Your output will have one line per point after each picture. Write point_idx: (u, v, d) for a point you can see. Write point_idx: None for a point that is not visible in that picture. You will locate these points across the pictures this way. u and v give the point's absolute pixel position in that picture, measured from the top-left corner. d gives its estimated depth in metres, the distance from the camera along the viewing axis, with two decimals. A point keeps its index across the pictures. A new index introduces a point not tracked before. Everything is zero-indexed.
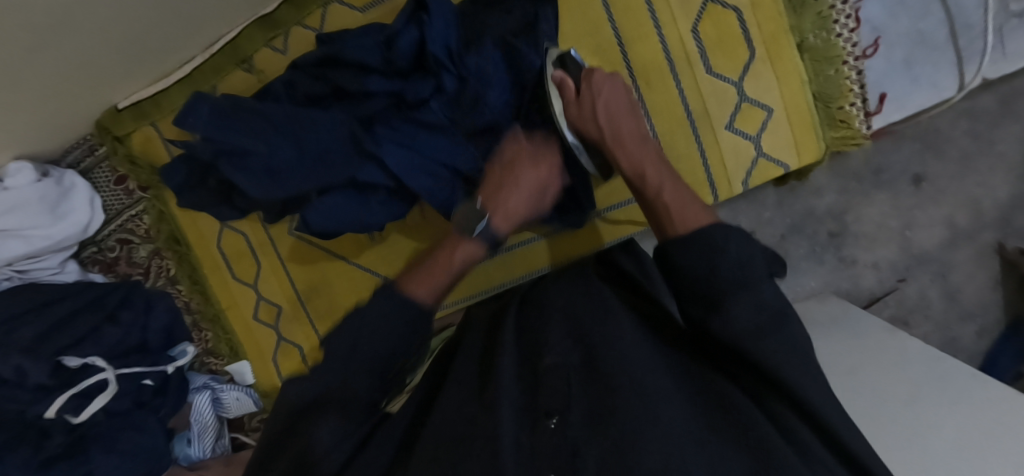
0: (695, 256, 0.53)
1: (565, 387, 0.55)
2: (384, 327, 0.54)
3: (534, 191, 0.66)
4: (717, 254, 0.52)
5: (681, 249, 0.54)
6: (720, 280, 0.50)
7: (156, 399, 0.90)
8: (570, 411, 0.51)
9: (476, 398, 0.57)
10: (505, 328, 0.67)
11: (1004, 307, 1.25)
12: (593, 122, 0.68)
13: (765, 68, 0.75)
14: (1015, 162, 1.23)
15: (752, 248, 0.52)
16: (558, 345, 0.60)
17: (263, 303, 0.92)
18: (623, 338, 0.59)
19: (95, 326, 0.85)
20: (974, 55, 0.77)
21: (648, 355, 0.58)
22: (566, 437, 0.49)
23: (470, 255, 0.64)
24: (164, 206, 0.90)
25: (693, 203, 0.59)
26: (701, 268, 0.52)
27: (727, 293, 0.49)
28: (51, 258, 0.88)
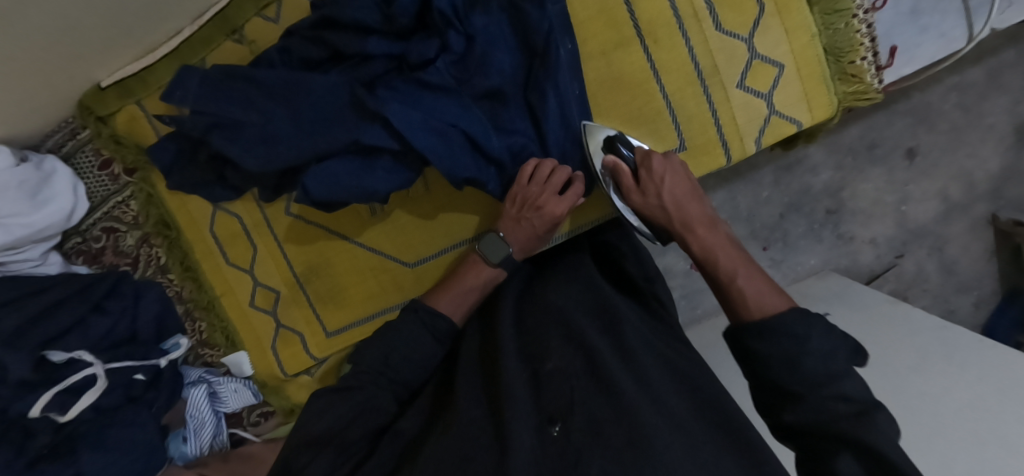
0: (776, 341, 0.50)
1: (569, 393, 0.54)
2: (410, 347, 0.65)
3: (533, 235, 0.74)
4: (797, 343, 0.49)
5: (757, 336, 0.52)
6: (803, 374, 0.48)
7: (149, 393, 0.85)
8: (573, 416, 0.51)
9: (484, 402, 0.58)
10: (505, 328, 0.65)
11: (1000, 278, 1.27)
12: (656, 207, 0.70)
13: (774, 23, 0.73)
14: (1005, 133, 1.23)
15: (835, 337, 0.50)
16: (561, 349, 0.58)
17: (260, 289, 0.88)
18: (637, 359, 0.57)
19: (81, 317, 0.80)
20: (982, 7, 0.74)
21: (662, 368, 0.57)
22: (568, 445, 0.49)
23: (493, 276, 0.74)
24: (152, 189, 0.86)
25: (773, 289, 0.57)
26: (779, 354, 0.49)
27: (808, 391, 0.47)
28: (32, 249, 0.82)
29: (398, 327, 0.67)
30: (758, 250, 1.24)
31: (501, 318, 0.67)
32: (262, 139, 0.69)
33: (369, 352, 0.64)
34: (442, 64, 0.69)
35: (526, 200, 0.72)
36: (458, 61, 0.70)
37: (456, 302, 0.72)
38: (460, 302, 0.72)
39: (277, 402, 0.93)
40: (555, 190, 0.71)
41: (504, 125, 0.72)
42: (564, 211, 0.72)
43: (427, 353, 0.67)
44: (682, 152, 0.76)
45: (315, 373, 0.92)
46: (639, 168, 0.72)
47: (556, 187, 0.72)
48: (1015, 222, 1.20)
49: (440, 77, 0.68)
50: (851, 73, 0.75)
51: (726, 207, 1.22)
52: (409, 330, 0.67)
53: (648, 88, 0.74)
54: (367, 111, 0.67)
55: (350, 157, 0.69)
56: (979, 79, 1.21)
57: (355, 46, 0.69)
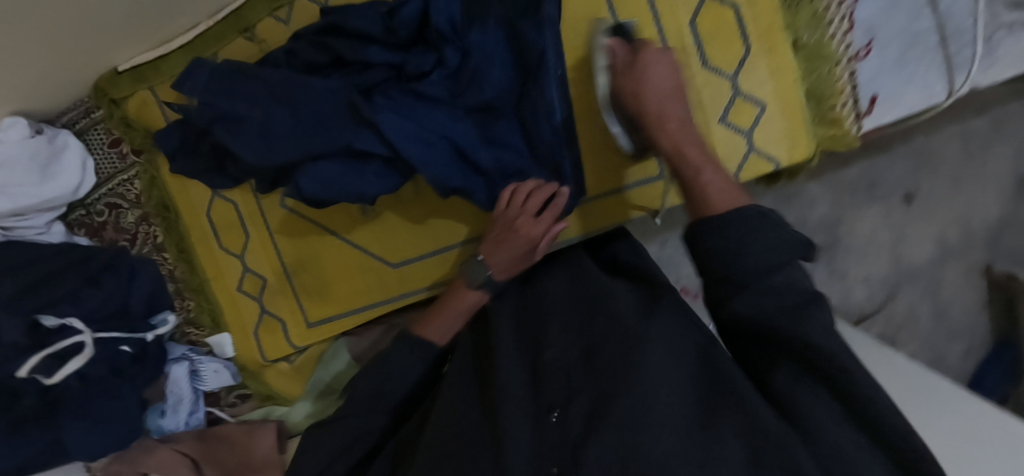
0: (727, 236, 0.53)
1: (565, 381, 0.56)
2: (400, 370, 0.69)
3: (511, 256, 0.73)
4: (751, 236, 0.52)
5: (714, 230, 0.54)
6: (746, 265, 0.51)
7: (133, 367, 0.89)
8: (572, 406, 0.54)
9: (477, 406, 0.61)
10: (502, 324, 0.67)
11: (991, 327, 1.29)
12: (635, 99, 0.66)
13: (760, 63, 0.75)
14: (1006, 183, 1.26)
15: (793, 248, 0.52)
16: (558, 342, 0.60)
17: (248, 275, 0.92)
18: (626, 327, 0.58)
19: (76, 288, 0.84)
20: (964, 63, 0.74)
21: (668, 344, 0.56)
22: (568, 431, 0.52)
23: (476, 300, 0.74)
24: (156, 172, 0.90)
25: (725, 187, 0.59)
26: (727, 249, 0.53)
27: (749, 282, 0.51)
28: (36, 217, 0.87)
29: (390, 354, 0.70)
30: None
31: (497, 319, 0.69)
32: (261, 134, 0.72)
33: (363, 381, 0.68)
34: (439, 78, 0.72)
35: (505, 222, 0.73)
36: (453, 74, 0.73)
37: (443, 327, 0.73)
38: (450, 326, 0.73)
39: (256, 386, 0.97)
40: (535, 212, 0.72)
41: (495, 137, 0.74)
42: (541, 233, 0.72)
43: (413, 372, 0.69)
44: None
45: (294, 361, 0.96)
46: (629, 60, 0.67)
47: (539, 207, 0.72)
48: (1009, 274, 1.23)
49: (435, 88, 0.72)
50: (831, 118, 0.77)
51: None
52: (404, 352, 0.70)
53: None
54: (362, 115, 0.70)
55: (342, 157, 0.72)
56: (984, 128, 1.23)
57: (358, 54, 0.73)
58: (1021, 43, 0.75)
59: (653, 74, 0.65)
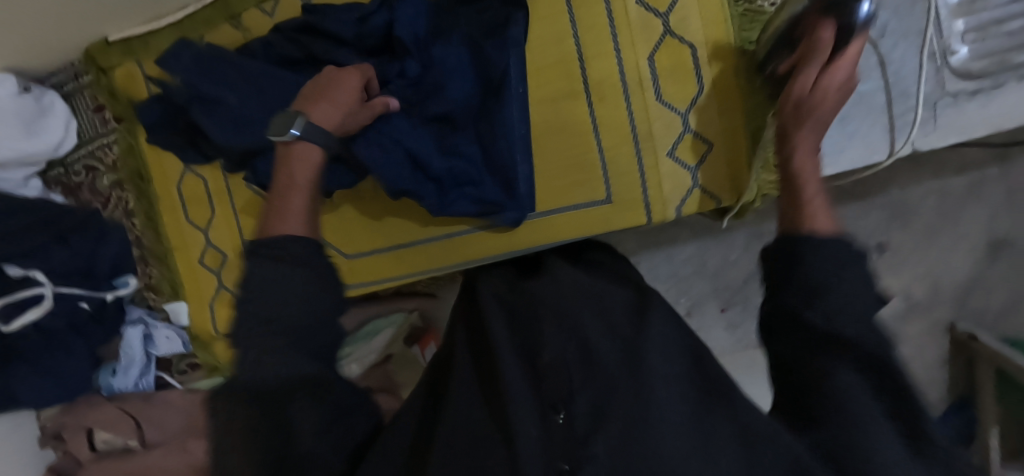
0: (826, 253, 0.48)
1: (566, 375, 0.48)
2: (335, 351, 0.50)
3: (341, 99, 0.63)
4: (847, 265, 0.47)
5: (814, 247, 0.48)
6: (841, 284, 0.46)
7: (91, 326, 0.93)
8: (574, 402, 0.46)
9: (483, 412, 0.53)
10: (495, 324, 0.60)
11: (951, 385, 1.32)
12: (797, 110, 0.60)
13: (711, 103, 0.78)
14: (977, 244, 1.28)
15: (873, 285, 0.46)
16: (556, 338, 0.53)
17: (210, 249, 0.94)
18: (625, 326, 0.53)
19: (45, 244, 0.88)
20: (905, 125, 0.76)
21: (668, 344, 0.50)
22: (576, 432, 0.44)
23: (308, 152, 0.56)
24: (135, 140, 0.93)
25: (827, 213, 0.52)
26: (830, 264, 0.47)
27: (841, 296, 0.46)
28: (16, 171, 0.91)
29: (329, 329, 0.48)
30: (716, 310, 1.27)
31: (489, 321, 0.61)
32: (233, 123, 0.76)
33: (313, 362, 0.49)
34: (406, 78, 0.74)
35: (321, 80, 0.65)
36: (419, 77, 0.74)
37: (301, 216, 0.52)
38: (301, 211, 0.52)
39: (204, 356, 0.99)
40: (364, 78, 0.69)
41: (451, 147, 0.75)
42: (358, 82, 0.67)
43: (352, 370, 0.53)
44: (608, 204, 0.81)
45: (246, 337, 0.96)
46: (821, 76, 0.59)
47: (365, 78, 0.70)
48: (971, 335, 1.24)
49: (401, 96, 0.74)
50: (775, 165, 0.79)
51: (694, 261, 1.26)
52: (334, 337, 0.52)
53: (587, 139, 0.80)
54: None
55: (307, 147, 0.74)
56: (960, 188, 1.26)
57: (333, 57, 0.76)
58: (964, 113, 0.76)
59: (824, 104, 0.58)
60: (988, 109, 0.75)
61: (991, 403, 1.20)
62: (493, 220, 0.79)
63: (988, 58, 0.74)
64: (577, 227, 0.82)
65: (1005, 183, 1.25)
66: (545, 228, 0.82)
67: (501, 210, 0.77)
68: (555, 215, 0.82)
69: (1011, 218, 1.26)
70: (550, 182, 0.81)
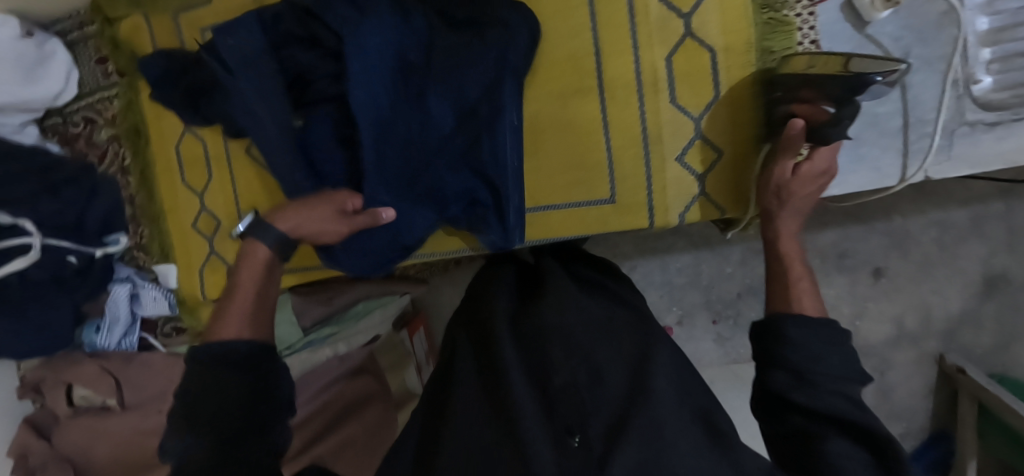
0: (811, 335, 0.53)
1: (579, 401, 0.54)
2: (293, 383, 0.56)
3: (296, 222, 0.64)
4: (834, 345, 0.53)
5: (795, 323, 0.54)
6: (824, 367, 0.52)
7: (74, 279, 0.92)
8: (590, 427, 0.51)
9: (489, 422, 0.56)
10: (501, 338, 0.63)
11: (932, 416, 1.32)
12: (778, 191, 0.65)
13: (726, 112, 0.76)
14: (973, 279, 1.28)
15: (851, 365, 0.53)
16: (564, 363, 0.57)
17: (203, 213, 0.92)
18: (627, 358, 0.59)
19: (34, 193, 0.87)
20: (919, 152, 0.74)
21: (667, 378, 0.56)
22: (593, 454, 0.49)
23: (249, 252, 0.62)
24: (136, 96, 0.91)
25: (816, 297, 0.58)
26: (814, 345, 0.53)
27: (826, 378, 0.51)
28: (15, 116, 0.90)
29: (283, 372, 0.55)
30: (707, 322, 1.27)
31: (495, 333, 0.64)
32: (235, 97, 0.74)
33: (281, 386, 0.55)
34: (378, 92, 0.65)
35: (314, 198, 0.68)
36: (401, 74, 0.68)
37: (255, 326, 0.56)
38: (242, 316, 0.57)
39: (190, 321, 0.97)
40: (340, 208, 0.66)
41: (442, 197, 0.74)
42: (334, 209, 0.66)
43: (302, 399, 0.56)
44: (611, 204, 0.79)
45: None
46: (810, 172, 0.64)
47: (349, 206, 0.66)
48: (958, 368, 1.25)
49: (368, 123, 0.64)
50: None
51: (689, 271, 1.26)
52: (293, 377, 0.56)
53: (594, 137, 0.78)
54: (325, 96, 0.74)
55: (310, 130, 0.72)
56: (962, 222, 1.26)
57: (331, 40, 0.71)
58: (979, 144, 0.74)
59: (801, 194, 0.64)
60: (1005, 143, 0.73)
61: (971, 436, 1.21)
62: (477, 233, 0.79)
63: (1009, 90, 0.71)
64: (577, 224, 0.81)
65: (1008, 220, 1.25)
66: (542, 223, 0.81)
67: (487, 228, 0.76)
68: (554, 210, 0.80)
69: (1010, 256, 1.26)
70: (555, 177, 0.80)
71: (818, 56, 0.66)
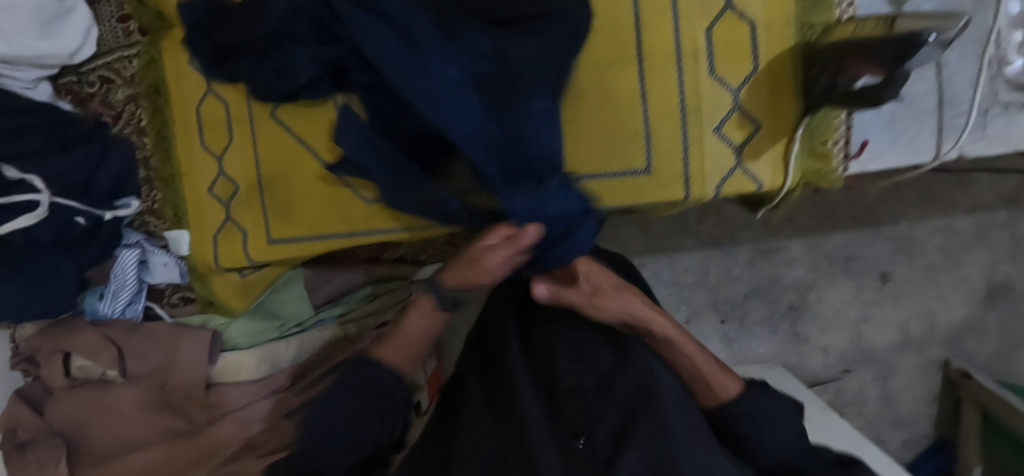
0: (748, 416, 0.63)
1: (584, 406, 0.59)
2: (349, 398, 0.59)
3: (459, 269, 0.65)
4: (762, 425, 0.63)
5: (743, 420, 0.63)
6: (759, 429, 0.63)
7: (80, 241, 0.88)
8: (596, 431, 0.56)
9: (498, 430, 0.59)
10: (510, 351, 0.67)
11: (934, 422, 1.35)
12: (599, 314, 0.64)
13: (764, 85, 0.76)
14: (977, 287, 1.30)
15: (786, 423, 0.63)
16: (571, 371, 0.63)
17: (221, 178, 0.89)
18: (633, 362, 0.62)
19: (44, 149, 0.84)
20: (954, 130, 0.74)
21: (666, 381, 0.61)
22: (599, 454, 0.54)
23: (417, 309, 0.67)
24: (156, 54, 0.89)
25: (724, 373, 0.66)
26: (749, 424, 0.63)
27: (758, 426, 0.63)
28: (28, 72, 0.86)
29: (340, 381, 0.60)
30: (716, 322, 1.33)
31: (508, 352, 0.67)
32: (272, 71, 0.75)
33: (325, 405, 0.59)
34: (480, 120, 0.66)
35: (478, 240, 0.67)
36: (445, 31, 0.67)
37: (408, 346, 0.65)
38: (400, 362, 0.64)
39: (201, 290, 0.95)
40: (488, 245, 0.63)
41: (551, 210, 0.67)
42: (484, 248, 0.63)
43: (364, 406, 0.59)
44: (646, 175, 0.79)
45: (246, 276, 0.95)
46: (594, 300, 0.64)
47: (500, 239, 0.64)
48: (963, 373, 1.27)
49: (474, 147, 0.66)
50: (820, 153, 0.76)
51: (696, 271, 1.31)
52: (349, 382, 0.60)
53: (632, 108, 0.77)
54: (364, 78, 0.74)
55: (371, 131, 0.73)
56: (968, 230, 1.29)
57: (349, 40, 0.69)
58: (1012, 125, 0.74)
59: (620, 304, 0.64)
60: None
61: (974, 440, 1.25)
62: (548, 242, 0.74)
63: None
64: (612, 196, 0.80)
65: (1011, 229, 1.28)
66: None
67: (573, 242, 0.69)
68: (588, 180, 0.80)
69: (1013, 265, 1.29)
70: (591, 145, 0.79)
71: (861, 23, 0.68)
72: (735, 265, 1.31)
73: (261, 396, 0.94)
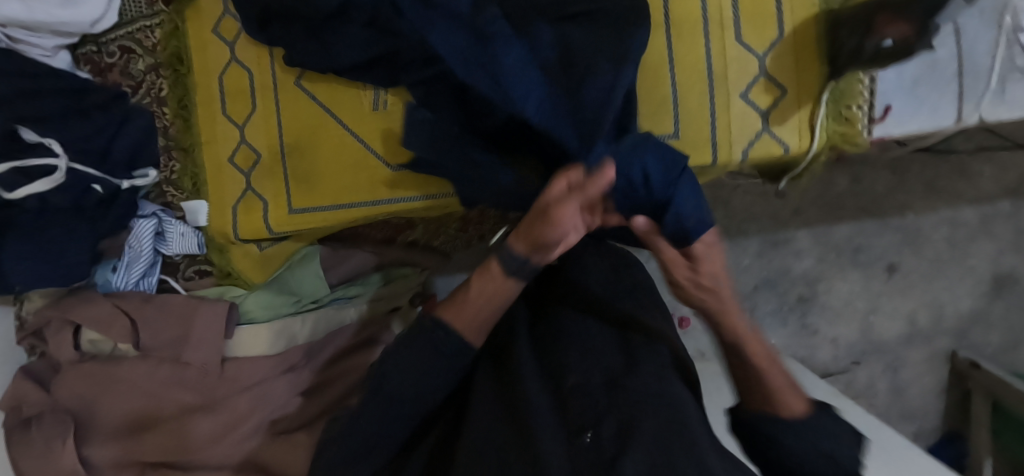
0: (805, 440, 0.48)
1: (593, 401, 0.52)
2: (415, 366, 0.53)
3: (533, 222, 0.50)
4: (827, 451, 0.47)
5: (793, 438, 0.48)
6: (810, 449, 0.48)
7: (96, 210, 0.86)
8: (602, 425, 0.49)
9: (503, 426, 0.53)
10: (520, 344, 0.63)
11: (944, 414, 1.35)
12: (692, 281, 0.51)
13: (789, 51, 0.77)
14: (984, 278, 1.30)
15: (849, 446, 0.48)
16: (581, 365, 0.57)
17: (243, 147, 0.88)
18: (645, 362, 0.57)
19: (63, 115, 0.83)
20: (975, 96, 0.76)
21: (671, 383, 0.55)
22: (603, 452, 0.47)
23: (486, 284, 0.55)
24: (182, 23, 0.88)
25: (797, 394, 0.51)
26: (807, 449, 0.47)
27: (818, 445, 0.47)
28: (49, 39, 0.85)
29: (400, 352, 0.54)
30: None
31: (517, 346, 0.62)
32: (317, 39, 0.76)
33: (393, 369, 0.53)
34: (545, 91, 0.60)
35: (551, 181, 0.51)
36: None
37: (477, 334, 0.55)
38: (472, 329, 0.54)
39: (220, 261, 0.94)
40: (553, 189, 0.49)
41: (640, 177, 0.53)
42: (553, 196, 0.49)
43: (434, 379, 0.54)
44: (674, 140, 0.80)
45: (265, 248, 0.93)
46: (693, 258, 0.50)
47: (568, 184, 0.49)
48: (972, 362, 1.27)
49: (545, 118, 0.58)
50: (845, 117, 0.77)
51: None
52: (415, 355, 0.53)
53: (662, 74, 0.78)
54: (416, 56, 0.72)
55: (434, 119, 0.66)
56: (971, 221, 1.28)
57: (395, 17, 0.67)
58: None
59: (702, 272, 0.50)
60: None
61: (984, 433, 1.23)
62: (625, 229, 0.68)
63: None
64: None
65: (1013, 220, 1.27)
66: None
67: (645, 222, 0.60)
68: None
69: (1017, 257, 1.29)
70: None
71: None
72: (745, 256, 1.30)
73: (278, 373, 0.92)
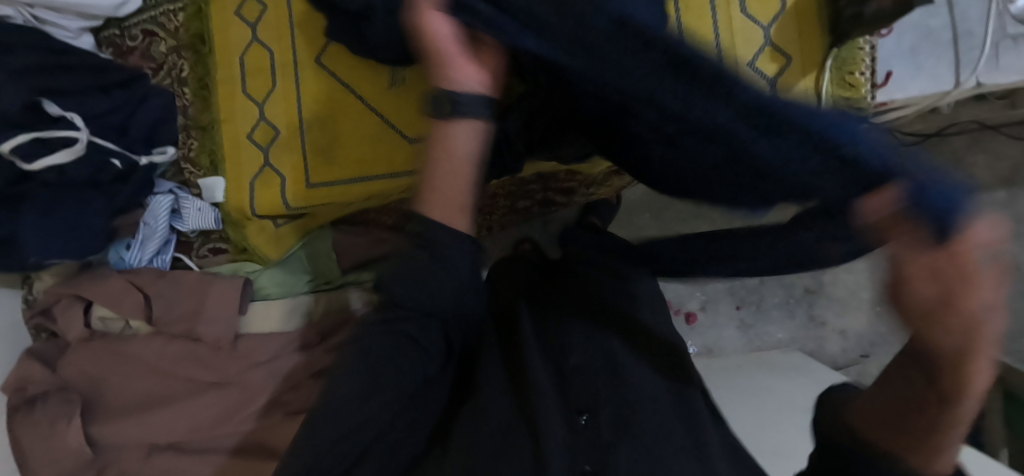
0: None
1: (592, 386, 0.60)
2: (435, 285, 0.55)
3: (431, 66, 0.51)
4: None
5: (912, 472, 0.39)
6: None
7: (114, 185, 0.87)
8: (598, 411, 0.57)
9: (509, 402, 0.59)
10: (523, 317, 0.67)
11: None
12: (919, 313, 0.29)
13: (793, 21, 0.80)
14: None
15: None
16: (582, 349, 0.63)
17: (262, 124, 0.90)
18: (634, 356, 0.64)
19: (85, 89, 0.84)
20: (971, 62, 0.80)
21: (652, 378, 0.62)
22: (597, 433, 0.55)
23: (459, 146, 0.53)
24: (205, 6, 0.92)
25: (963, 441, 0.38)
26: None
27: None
28: (73, 21, 0.87)
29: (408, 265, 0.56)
30: (732, 308, 1.24)
31: (522, 324, 0.66)
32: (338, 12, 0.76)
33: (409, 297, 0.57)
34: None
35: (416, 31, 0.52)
36: None
37: (452, 206, 0.55)
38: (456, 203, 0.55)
39: (235, 236, 0.94)
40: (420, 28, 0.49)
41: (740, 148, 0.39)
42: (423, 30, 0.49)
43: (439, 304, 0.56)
44: None
45: (280, 226, 0.93)
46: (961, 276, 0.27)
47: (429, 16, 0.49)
48: None
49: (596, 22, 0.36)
50: (850, 83, 0.80)
51: None
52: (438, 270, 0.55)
53: None
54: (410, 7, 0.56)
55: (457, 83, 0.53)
56: None
57: None
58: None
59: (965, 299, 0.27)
60: None
61: None
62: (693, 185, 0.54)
63: None
64: None
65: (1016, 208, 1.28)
66: None
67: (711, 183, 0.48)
68: None
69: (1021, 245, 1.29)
70: None
71: None
72: None
73: (289, 351, 0.90)
